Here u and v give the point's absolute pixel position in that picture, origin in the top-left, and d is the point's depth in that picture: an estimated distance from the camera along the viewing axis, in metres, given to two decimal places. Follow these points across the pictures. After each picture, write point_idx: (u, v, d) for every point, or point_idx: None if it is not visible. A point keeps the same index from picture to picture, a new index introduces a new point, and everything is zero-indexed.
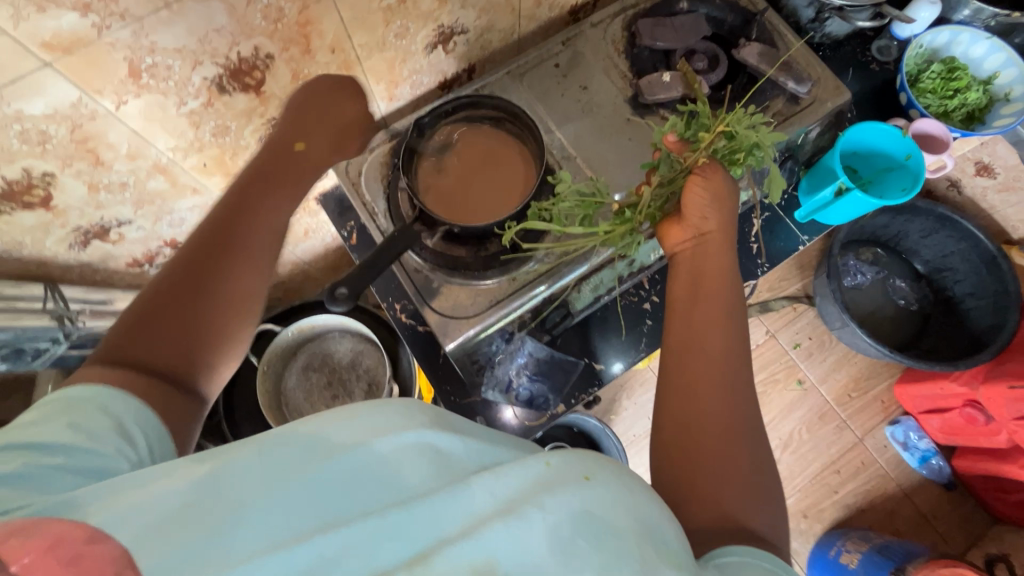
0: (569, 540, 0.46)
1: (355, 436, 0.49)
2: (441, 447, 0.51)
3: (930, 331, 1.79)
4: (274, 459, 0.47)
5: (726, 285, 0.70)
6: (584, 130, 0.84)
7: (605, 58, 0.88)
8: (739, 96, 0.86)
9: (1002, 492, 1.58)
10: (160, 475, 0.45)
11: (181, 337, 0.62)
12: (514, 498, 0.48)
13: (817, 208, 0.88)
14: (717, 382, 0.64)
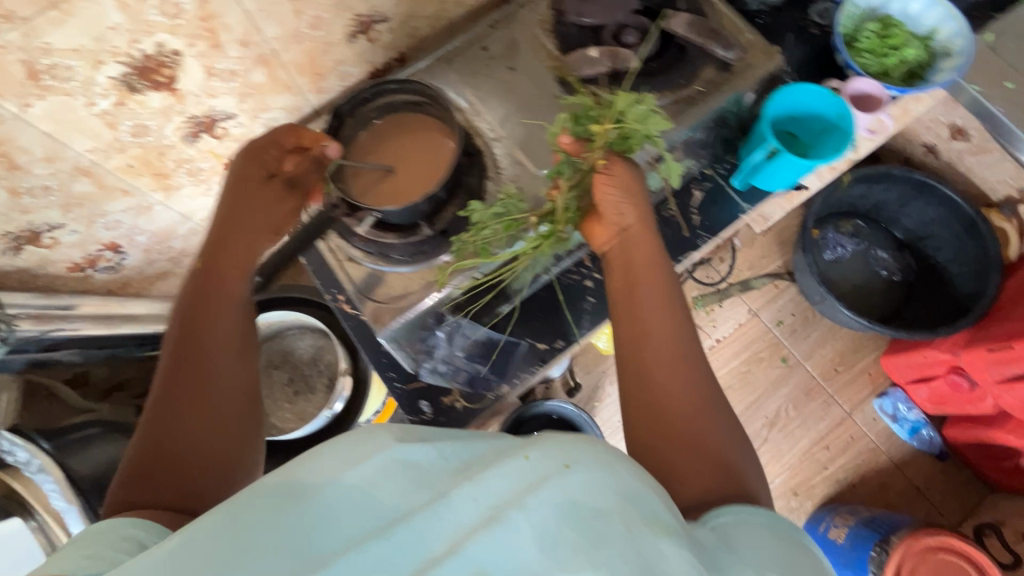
0: (557, 532, 0.48)
1: (325, 475, 0.54)
2: (415, 464, 0.55)
3: (915, 300, 1.76)
4: (263, 511, 0.52)
5: (661, 274, 0.74)
6: (515, 111, 0.85)
7: (533, 37, 0.88)
8: (670, 66, 0.84)
9: (994, 459, 1.54)
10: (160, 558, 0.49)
11: (193, 454, 0.67)
12: (497, 499, 0.50)
13: (752, 174, 0.88)
14: (679, 373, 0.68)
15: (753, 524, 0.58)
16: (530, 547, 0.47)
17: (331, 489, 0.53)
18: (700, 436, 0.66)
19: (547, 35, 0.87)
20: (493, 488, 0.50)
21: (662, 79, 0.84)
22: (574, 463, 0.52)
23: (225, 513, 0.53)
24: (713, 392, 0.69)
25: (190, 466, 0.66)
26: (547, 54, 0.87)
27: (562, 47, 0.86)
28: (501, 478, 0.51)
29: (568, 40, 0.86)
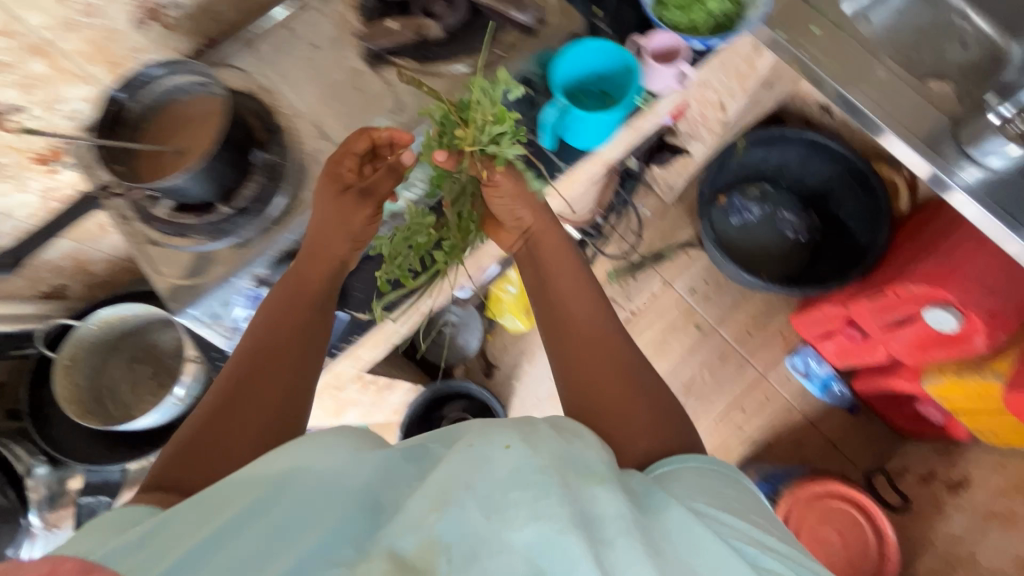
0: (500, 497, 0.45)
1: (290, 460, 0.51)
2: (369, 458, 0.53)
3: (821, 258, 1.76)
4: (250, 502, 0.48)
5: (569, 256, 0.80)
6: (315, 87, 0.84)
7: (338, 14, 0.88)
8: (472, 35, 0.86)
9: (898, 406, 1.57)
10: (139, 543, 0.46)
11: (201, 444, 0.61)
12: (448, 479, 0.47)
13: (558, 134, 0.86)
14: (599, 344, 0.71)
15: (694, 471, 0.58)
16: (478, 517, 0.44)
17: (293, 476, 0.50)
18: (631, 398, 0.66)
19: (352, 9, 0.87)
20: (473, 467, 0.47)
21: (465, 47, 0.85)
22: (516, 442, 0.49)
23: (176, 515, 0.49)
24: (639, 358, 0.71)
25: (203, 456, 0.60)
26: (351, 28, 0.87)
27: (365, 20, 0.87)
28: (461, 458, 0.49)
29: (371, 13, 0.87)
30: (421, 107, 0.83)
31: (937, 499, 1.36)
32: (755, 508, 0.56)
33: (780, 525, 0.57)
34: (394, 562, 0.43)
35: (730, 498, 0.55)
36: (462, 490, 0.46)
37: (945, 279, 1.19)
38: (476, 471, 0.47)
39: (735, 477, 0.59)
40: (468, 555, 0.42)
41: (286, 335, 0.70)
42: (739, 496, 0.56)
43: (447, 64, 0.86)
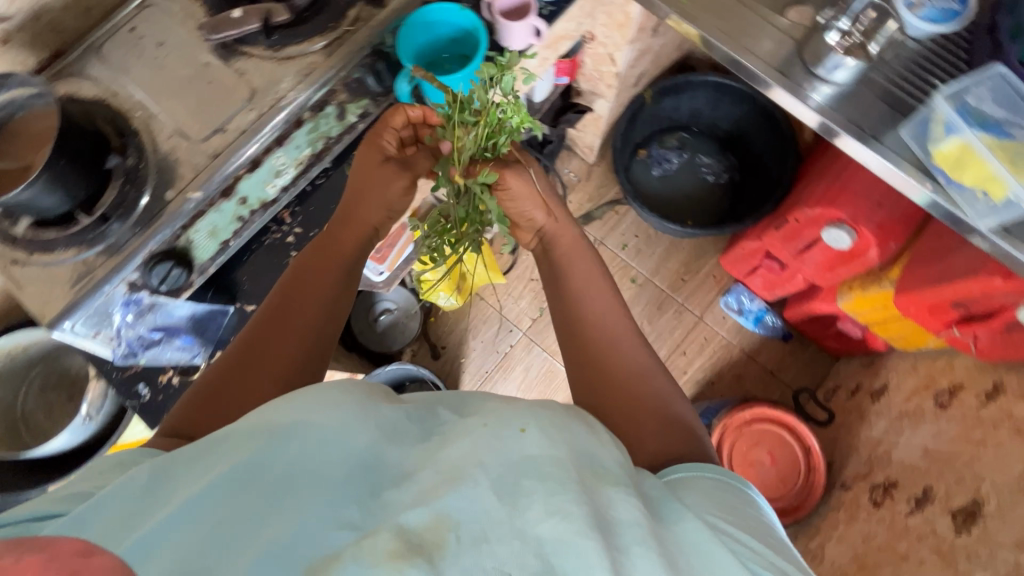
0: (513, 484, 0.47)
1: (300, 413, 0.52)
2: (383, 422, 0.55)
3: (741, 197, 1.81)
4: (251, 452, 0.49)
5: (584, 258, 0.87)
6: (165, 85, 0.84)
7: (183, 9, 0.87)
8: (319, 14, 0.85)
9: (825, 329, 1.63)
10: (144, 495, 0.48)
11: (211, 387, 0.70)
12: (462, 458, 0.49)
13: (421, 98, 0.90)
14: (614, 342, 0.78)
15: (706, 478, 0.61)
16: (491, 500, 0.45)
17: (297, 431, 0.51)
18: (647, 395, 0.73)
19: (195, 4, 0.86)
20: (488, 445, 0.50)
21: (313, 27, 0.85)
22: (530, 423, 0.52)
23: (182, 459, 0.51)
24: (653, 365, 0.76)
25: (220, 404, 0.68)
26: (195, 22, 0.86)
27: (209, 11, 0.86)
28: (485, 435, 0.51)
29: (215, 4, 0.86)
30: (277, 93, 0.83)
31: (863, 408, 1.43)
32: (766, 519, 0.58)
33: (786, 537, 0.58)
34: (400, 536, 0.43)
35: (738, 507, 0.57)
36: (471, 471, 0.47)
37: (835, 198, 1.24)
38: (497, 453, 0.49)
39: (746, 492, 0.61)
40: (477, 532, 0.44)
41: (297, 307, 0.77)
42: (746, 503, 0.58)
43: (297, 45, 0.85)
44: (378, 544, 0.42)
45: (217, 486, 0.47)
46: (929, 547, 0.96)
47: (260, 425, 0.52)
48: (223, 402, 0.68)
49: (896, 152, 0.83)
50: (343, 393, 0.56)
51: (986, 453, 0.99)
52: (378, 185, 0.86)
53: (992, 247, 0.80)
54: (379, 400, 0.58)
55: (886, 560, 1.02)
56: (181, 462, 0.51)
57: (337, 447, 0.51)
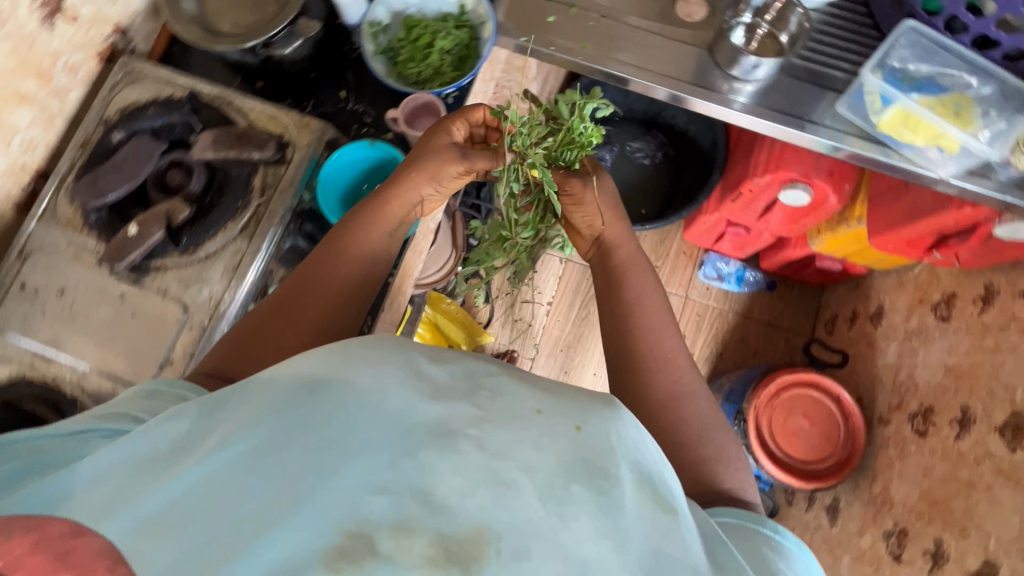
0: (563, 488, 0.44)
1: (336, 372, 0.50)
2: (427, 384, 0.49)
3: (682, 170, 1.80)
4: (289, 408, 0.48)
5: (639, 267, 0.84)
6: (83, 334, 0.74)
7: (71, 244, 0.77)
8: (223, 196, 0.79)
9: (805, 268, 1.65)
10: (175, 443, 0.50)
11: (256, 327, 0.70)
12: (511, 453, 0.45)
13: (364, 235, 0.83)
14: (665, 352, 0.76)
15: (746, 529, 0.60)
16: (537, 508, 0.43)
17: (334, 389, 0.48)
18: (685, 424, 0.72)
19: (83, 234, 0.77)
20: (542, 438, 0.46)
21: (222, 212, 0.78)
22: (586, 421, 0.48)
23: (198, 429, 0.50)
24: (708, 399, 0.75)
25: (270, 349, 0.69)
26: (92, 254, 0.77)
27: (102, 236, 0.77)
28: (543, 424, 0.47)
29: (105, 226, 0.78)
30: (211, 298, 0.75)
31: (868, 335, 1.45)
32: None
33: None
34: (439, 540, 0.41)
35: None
36: (515, 471, 0.44)
37: (780, 161, 1.24)
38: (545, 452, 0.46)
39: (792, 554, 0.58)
40: (519, 529, 0.42)
41: (316, 286, 0.74)
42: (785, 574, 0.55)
43: (212, 238, 0.77)
44: (406, 546, 0.40)
45: (229, 458, 0.46)
46: (988, 467, 0.98)
47: (296, 381, 0.50)
48: (252, 343, 0.69)
49: (840, 130, 0.82)
50: (392, 352, 0.52)
51: (1006, 359, 1.02)
52: (394, 191, 0.79)
53: (958, 191, 0.81)
54: (426, 360, 0.52)
55: (953, 491, 1.04)
56: (219, 407, 0.51)
57: (368, 422, 0.47)
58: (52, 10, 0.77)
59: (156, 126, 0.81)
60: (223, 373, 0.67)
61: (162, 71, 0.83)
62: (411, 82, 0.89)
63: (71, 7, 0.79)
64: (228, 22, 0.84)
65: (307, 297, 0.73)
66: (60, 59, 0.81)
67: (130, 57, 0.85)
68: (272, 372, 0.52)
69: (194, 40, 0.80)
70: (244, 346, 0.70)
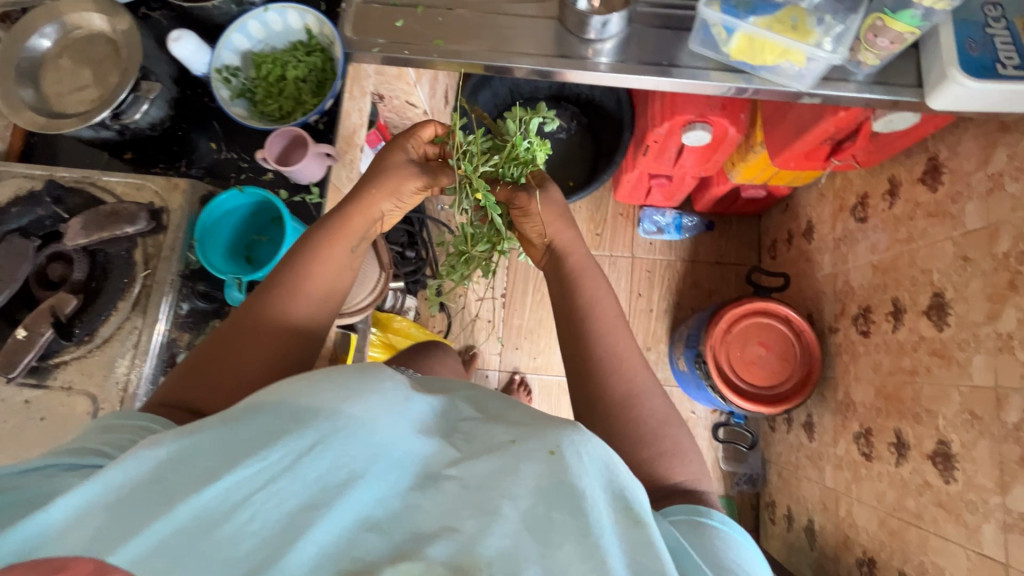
0: (545, 517, 0.43)
1: (330, 402, 0.47)
2: (415, 420, 0.51)
3: (599, 134, 1.80)
4: (290, 436, 0.45)
5: (591, 267, 0.83)
6: None
7: None
8: (108, 278, 0.77)
9: (737, 201, 1.67)
10: (157, 473, 0.43)
11: (212, 360, 0.67)
12: (499, 484, 0.45)
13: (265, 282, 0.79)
14: (614, 354, 0.73)
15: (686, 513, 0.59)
16: (526, 539, 0.42)
17: (334, 420, 0.46)
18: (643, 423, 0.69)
19: None
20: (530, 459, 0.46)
21: (110, 294, 0.76)
22: (560, 444, 0.46)
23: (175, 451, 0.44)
24: (654, 382, 0.72)
25: (226, 383, 0.66)
26: None
27: None
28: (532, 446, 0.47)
29: None
30: (116, 383, 0.74)
31: (806, 253, 1.48)
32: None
33: None
34: (440, 571, 0.39)
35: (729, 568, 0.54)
36: (502, 499, 0.44)
37: (674, 105, 1.25)
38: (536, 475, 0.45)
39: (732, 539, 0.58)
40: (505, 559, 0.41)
41: (267, 325, 0.69)
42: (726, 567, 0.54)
43: (106, 322, 0.76)
44: (410, 572, 0.38)
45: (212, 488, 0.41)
46: (925, 351, 1.02)
47: (295, 409, 0.47)
48: (204, 377, 0.65)
49: (700, 67, 0.84)
50: (388, 382, 0.52)
51: (920, 246, 1.05)
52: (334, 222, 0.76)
53: (823, 100, 0.83)
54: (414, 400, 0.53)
55: (901, 381, 1.07)
56: (210, 432, 0.46)
57: (363, 457, 0.45)
58: None
59: (24, 224, 0.79)
60: (178, 403, 0.64)
61: (20, 166, 0.82)
62: (274, 118, 0.88)
63: None
64: (73, 103, 0.82)
65: (253, 340, 0.68)
66: None
67: None
68: (267, 399, 0.49)
69: (40, 128, 0.77)
70: (199, 377, 0.66)
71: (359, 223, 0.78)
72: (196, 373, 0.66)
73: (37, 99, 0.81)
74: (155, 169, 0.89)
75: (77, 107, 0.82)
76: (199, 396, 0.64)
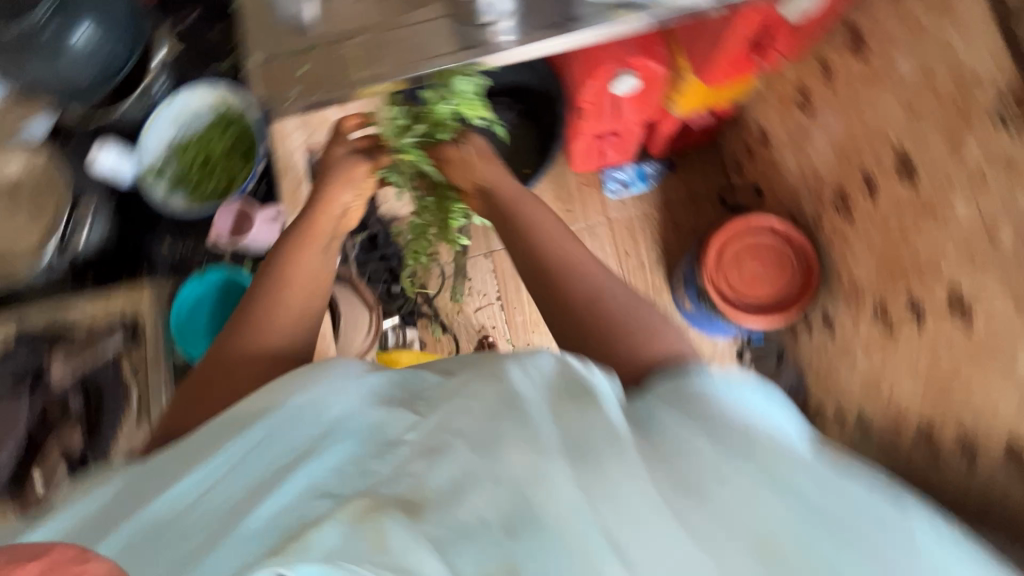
0: (490, 434, 0.50)
1: (295, 393, 0.59)
2: (371, 394, 0.59)
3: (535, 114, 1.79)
4: (265, 417, 0.56)
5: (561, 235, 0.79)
6: None
7: None
8: (104, 400, 0.77)
9: (688, 133, 1.66)
10: (166, 475, 0.55)
11: (207, 384, 0.67)
12: (451, 423, 0.53)
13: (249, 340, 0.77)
14: (578, 283, 0.74)
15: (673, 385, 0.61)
16: (471, 456, 0.50)
17: (302, 407, 0.57)
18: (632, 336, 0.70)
19: None
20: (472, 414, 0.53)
21: (111, 414, 0.77)
22: (505, 370, 0.56)
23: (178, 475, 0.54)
24: (651, 324, 0.71)
25: (218, 401, 0.65)
26: None
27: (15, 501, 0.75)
28: (476, 402, 0.54)
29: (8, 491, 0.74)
30: None
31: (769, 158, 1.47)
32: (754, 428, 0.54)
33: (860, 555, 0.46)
34: (388, 502, 0.47)
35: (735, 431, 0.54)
36: (449, 435, 0.52)
37: (595, 60, 1.25)
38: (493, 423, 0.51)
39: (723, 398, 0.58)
40: (462, 480, 0.49)
41: (257, 350, 0.69)
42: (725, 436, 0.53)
43: (117, 441, 0.75)
44: (352, 508, 0.46)
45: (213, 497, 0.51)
46: (908, 209, 1.01)
47: (270, 402, 0.58)
48: (200, 397, 0.66)
49: (599, 12, 0.85)
50: (342, 364, 0.62)
51: (870, 111, 1.04)
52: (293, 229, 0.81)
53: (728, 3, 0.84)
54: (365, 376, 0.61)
55: (898, 246, 1.06)
56: (216, 428, 0.58)
57: (331, 425, 0.55)
58: None
59: (8, 376, 0.78)
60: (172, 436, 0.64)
61: None
62: (202, 197, 0.88)
63: None
64: (26, 244, 0.84)
65: (241, 367, 0.68)
66: None
67: None
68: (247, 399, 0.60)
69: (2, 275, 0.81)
70: (195, 408, 0.66)
71: (311, 248, 0.79)
72: (193, 403, 0.66)
73: None
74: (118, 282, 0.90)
75: (30, 249, 0.84)
76: (192, 416, 0.65)
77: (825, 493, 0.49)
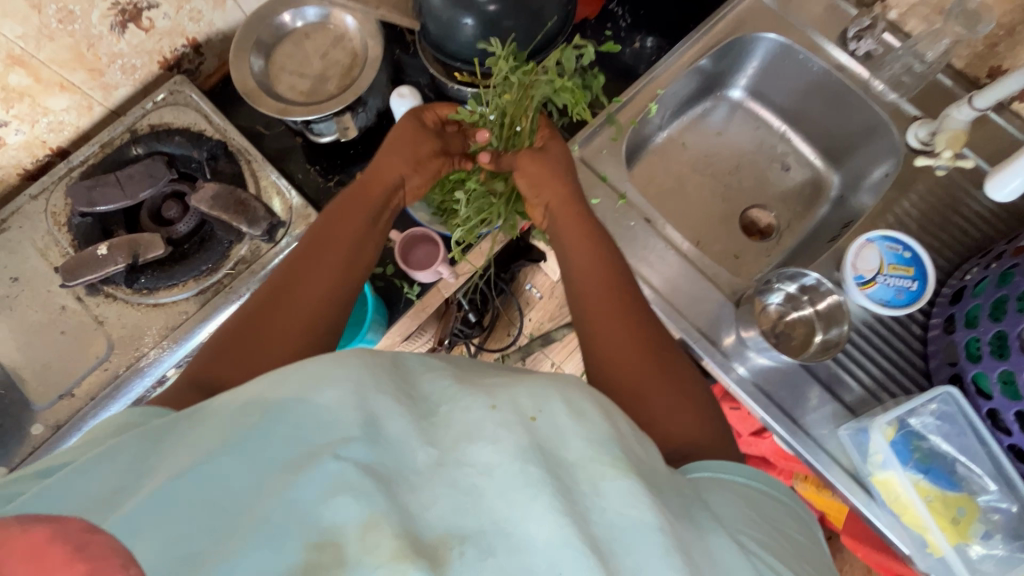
0: (654, 477, 0.42)
1: (274, 396, 0.39)
2: (378, 398, 0.39)
3: None
4: (258, 424, 0.38)
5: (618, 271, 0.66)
6: (13, 332, 0.74)
7: (47, 234, 0.77)
8: (195, 252, 0.77)
9: None
10: (173, 489, 0.35)
11: (281, 277, 0.62)
12: (525, 406, 0.41)
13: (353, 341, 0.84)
14: (647, 370, 0.58)
15: (733, 487, 0.48)
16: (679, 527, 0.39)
17: (291, 407, 0.38)
18: (733, 468, 0.50)
19: (61, 231, 0.77)
20: (523, 395, 0.42)
21: (186, 266, 0.76)
22: (501, 402, 0.41)
23: (206, 418, 0.40)
24: None
25: (282, 294, 0.60)
26: (60, 256, 0.77)
27: (75, 244, 0.76)
28: (564, 418, 0.41)
29: (83, 235, 0.77)
30: (138, 347, 0.74)
31: None
32: None
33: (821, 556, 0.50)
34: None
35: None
36: (544, 447, 0.39)
37: None
38: (560, 435, 0.41)
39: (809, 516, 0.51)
40: None
41: (340, 231, 0.67)
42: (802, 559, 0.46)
43: (169, 290, 0.76)
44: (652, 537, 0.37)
45: (229, 460, 0.37)
46: None
47: (263, 416, 0.38)
48: (279, 291, 0.61)
49: (824, 455, 0.74)
50: (321, 359, 0.41)
51: None
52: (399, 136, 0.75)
53: None
54: (330, 367, 0.40)
55: None
56: (228, 451, 0.37)
57: (332, 435, 0.37)
58: (126, 19, 0.77)
59: (176, 154, 0.81)
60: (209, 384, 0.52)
61: (206, 104, 0.82)
62: (433, 205, 0.86)
63: (149, 18, 0.79)
64: (285, 85, 0.83)
65: (319, 257, 0.64)
66: (119, 60, 0.80)
67: (182, 78, 0.84)
68: (246, 407, 0.39)
69: (244, 92, 0.78)
70: (278, 303, 0.59)
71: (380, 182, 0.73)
72: (265, 298, 0.60)
73: (262, 68, 0.82)
74: (312, 167, 0.88)
75: (287, 87, 0.83)
76: (276, 322, 0.58)
77: (798, 532, 0.48)
